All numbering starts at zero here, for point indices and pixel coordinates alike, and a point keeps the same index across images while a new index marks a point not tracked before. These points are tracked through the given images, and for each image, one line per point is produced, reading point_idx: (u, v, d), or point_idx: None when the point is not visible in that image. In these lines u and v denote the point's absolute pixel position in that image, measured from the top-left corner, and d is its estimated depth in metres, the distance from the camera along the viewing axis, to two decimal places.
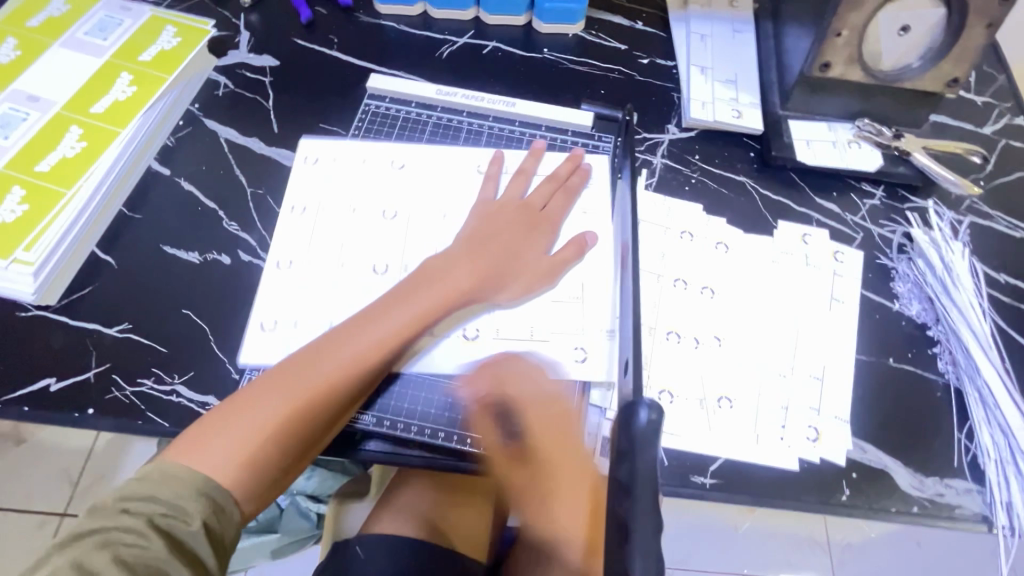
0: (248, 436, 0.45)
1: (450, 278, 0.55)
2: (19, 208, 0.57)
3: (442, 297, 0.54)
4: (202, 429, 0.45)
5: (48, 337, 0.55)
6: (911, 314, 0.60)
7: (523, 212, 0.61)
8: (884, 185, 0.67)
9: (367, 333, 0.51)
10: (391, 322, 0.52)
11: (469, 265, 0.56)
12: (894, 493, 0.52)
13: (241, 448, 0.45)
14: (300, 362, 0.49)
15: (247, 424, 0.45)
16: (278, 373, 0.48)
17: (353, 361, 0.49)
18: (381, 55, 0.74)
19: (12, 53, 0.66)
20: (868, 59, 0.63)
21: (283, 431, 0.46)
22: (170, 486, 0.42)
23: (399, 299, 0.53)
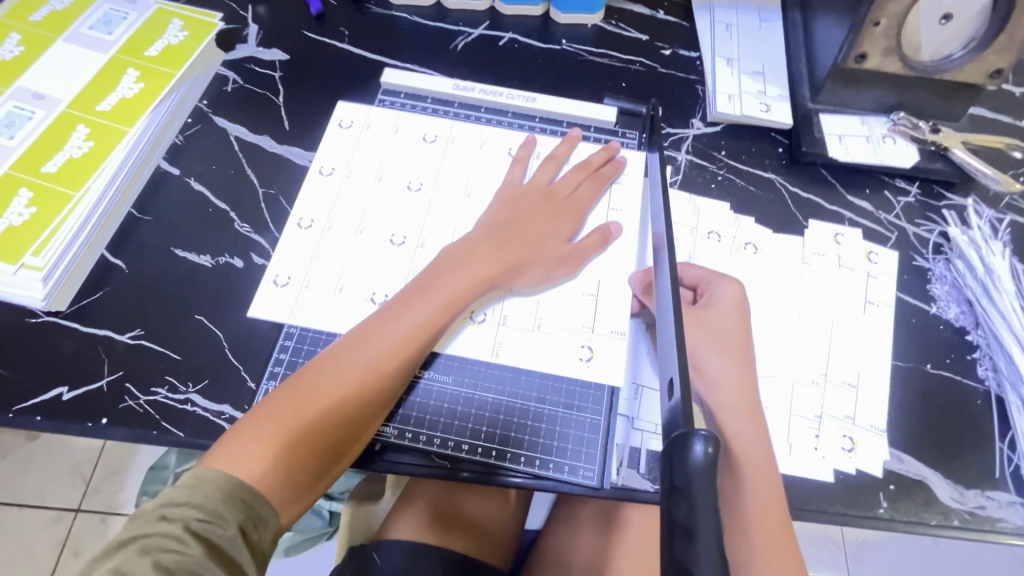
0: (283, 438, 0.43)
1: (476, 266, 0.53)
2: (27, 211, 0.55)
3: (469, 284, 0.52)
4: (236, 434, 0.43)
5: (59, 344, 0.54)
6: (949, 318, 0.58)
7: (550, 199, 0.59)
8: (920, 182, 0.65)
9: (395, 326, 0.49)
10: (418, 312, 0.50)
11: (494, 251, 0.54)
12: (934, 505, 0.50)
13: (278, 450, 0.43)
14: (329, 361, 0.47)
15: (281, 425, 0.44)
16: (307, 374, 0.46)
17: (384, 355, 0.48)
18: (393, 48, 0.72)
19: (15, 48, 0.63)
20: (906, 49, 0.60)
21: (319, 428, 0.44)
22: (205, 490, 0.40)
23: (425, 288, 0.51)
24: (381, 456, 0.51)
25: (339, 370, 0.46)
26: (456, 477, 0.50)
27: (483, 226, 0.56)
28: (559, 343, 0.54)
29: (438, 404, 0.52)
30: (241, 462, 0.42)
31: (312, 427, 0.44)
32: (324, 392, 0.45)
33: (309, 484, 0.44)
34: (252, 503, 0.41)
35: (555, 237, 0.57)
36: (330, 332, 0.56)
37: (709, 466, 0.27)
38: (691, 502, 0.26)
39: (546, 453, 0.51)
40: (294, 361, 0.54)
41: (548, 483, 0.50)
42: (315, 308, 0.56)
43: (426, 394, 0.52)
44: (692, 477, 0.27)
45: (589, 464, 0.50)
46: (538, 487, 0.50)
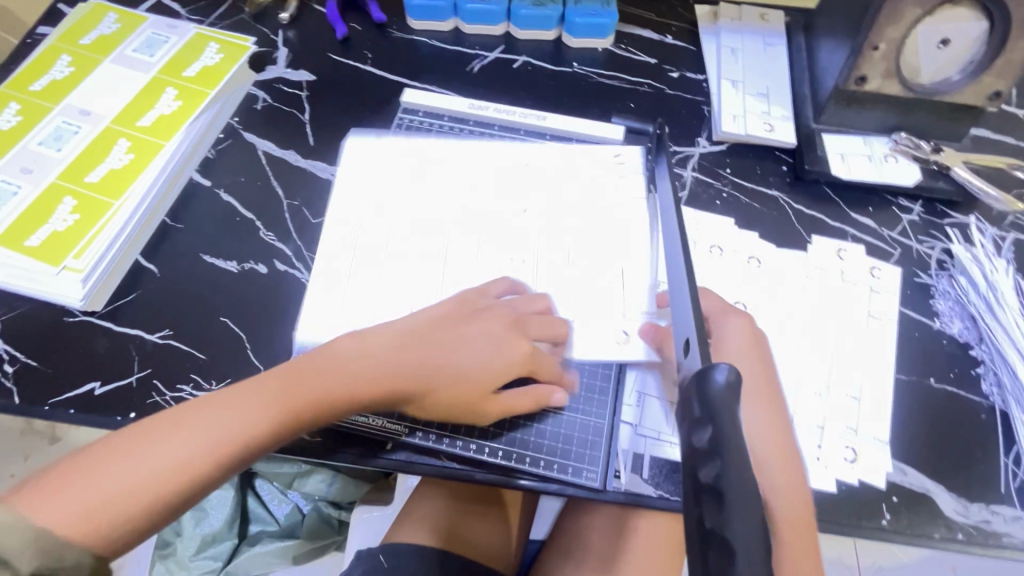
0: (131, 481, 0.42)
1: (410, 341, 0.51)
2: (70, 217, 0.59)
3: (363, 378, 0.49)
4: (65, 468, 0.42)
5: (93, 342, 0.57)
6: (953, 333, 0.59)
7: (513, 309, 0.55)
8: (923, 200, 0.66)
9: (301, 386, 0.47)
10: (294, 393, 0.47)
11: (410, 348, 0.51)
12: (938, 518, 0.50)
13: (124, 485, 0.41)
14: (226, 404, 0.46)
15: (107, 469, 0.42)
16: (189, 413, 0.45)
17: (238, 428, 0.45)
18: (413, 70, 0.76)
19: (66, 69, 0.69)
20: (906, 72, 0.62)
21: (168, 476, 0.42)
22: (5, 533, 0.35)
23: (314, 372, 0.48)
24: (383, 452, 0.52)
25: (182, 438, 0.43)
26: (451, 474, 0.52)
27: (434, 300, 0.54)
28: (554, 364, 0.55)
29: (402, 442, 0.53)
30: (43, 506, 0.40)
31: (136, 481, 0.42)
32: (160, 447, 0.43)
33: (111, 530, 0.41)
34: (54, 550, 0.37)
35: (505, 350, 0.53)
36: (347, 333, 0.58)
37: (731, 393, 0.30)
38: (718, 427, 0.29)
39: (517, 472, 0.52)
40: None
41: (550, 486, 0.52)
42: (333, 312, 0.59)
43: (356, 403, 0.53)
44: (714, 403, 0.30)
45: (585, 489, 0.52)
46: (542, 489, 0.52)
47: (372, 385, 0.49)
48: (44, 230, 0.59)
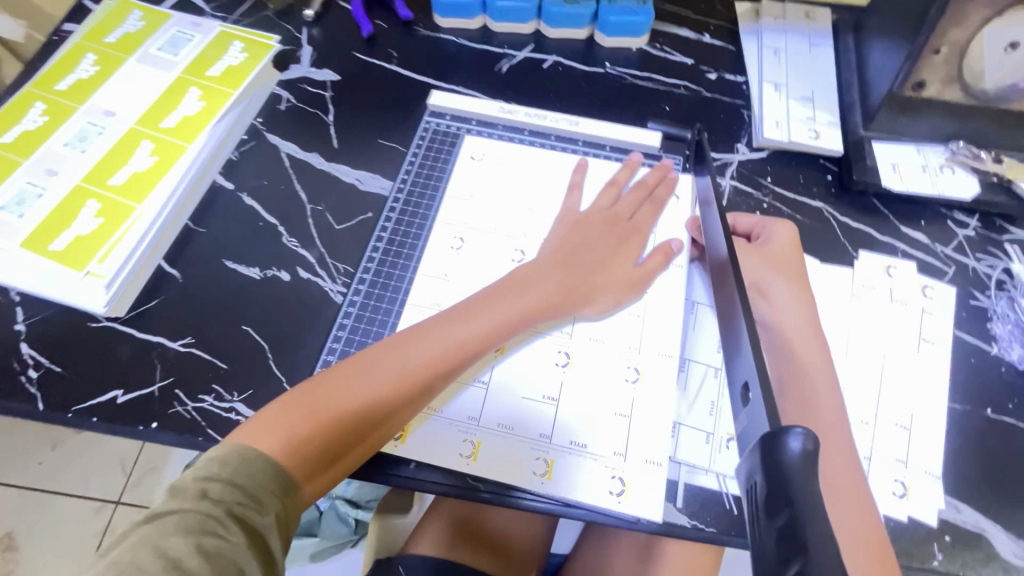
0: (317, 415, 0.45)
1: (541, 292, 0.53)
2: (94, 221, 0.59)
3: (509, 317, 0.52)
4: (265, 411, 0.45)
5: (116, 349, 0.57)
6: (1012, 360, 0.55)
7: (606, 235, 0.58)
8: (980, 214, 0.62)
9: (451, 331, 0.50)
10: (456, 333, 0.50)
11: (543, 280, 0.54)
12: (993, 560, 0.47)
13: (313, 418, 0.45)
14: (385, 350, 0.49)
15: (308, 410, 0.45)
16: (354, 360, 0.48)
17: (415, 367, 0.48)
18: (440, 70, 0.74)
19: (91, 68, 0.68)
20: (969, 77, 0.58)
21: (346, 410, 0.46)
22: (245, 470, 0.42)
23: (467, 315, 0.51)
24: (393, 473, 0.50)
25: (352, 377, 0.47)
26: (474, 496, 0.50)
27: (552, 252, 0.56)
28: (612, 353, 0.54)
29: (487, 431, 0.51)
30: (259, 439, 0.43)
31: (346, 416, 0.46)
32: (355, 387, 0.46)
33: (326, 464, 0.45)
34: (283, 483, 0.43)
35: (610, 268, 0.56)
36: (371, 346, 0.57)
37: (807, 465, 0.26)
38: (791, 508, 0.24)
39: (596, 498, 0.48)
40: None
41: (578, 511, 0.49)
42: (357, 322, 0.58)
43: (426, 461, 0.50)
44: (786, 473, 0.26)
45: (627, 501, 0.48)
46: (566, 513, 0.49)
47: (520, 321, 0.52)
48: (68, 234, 0.58)
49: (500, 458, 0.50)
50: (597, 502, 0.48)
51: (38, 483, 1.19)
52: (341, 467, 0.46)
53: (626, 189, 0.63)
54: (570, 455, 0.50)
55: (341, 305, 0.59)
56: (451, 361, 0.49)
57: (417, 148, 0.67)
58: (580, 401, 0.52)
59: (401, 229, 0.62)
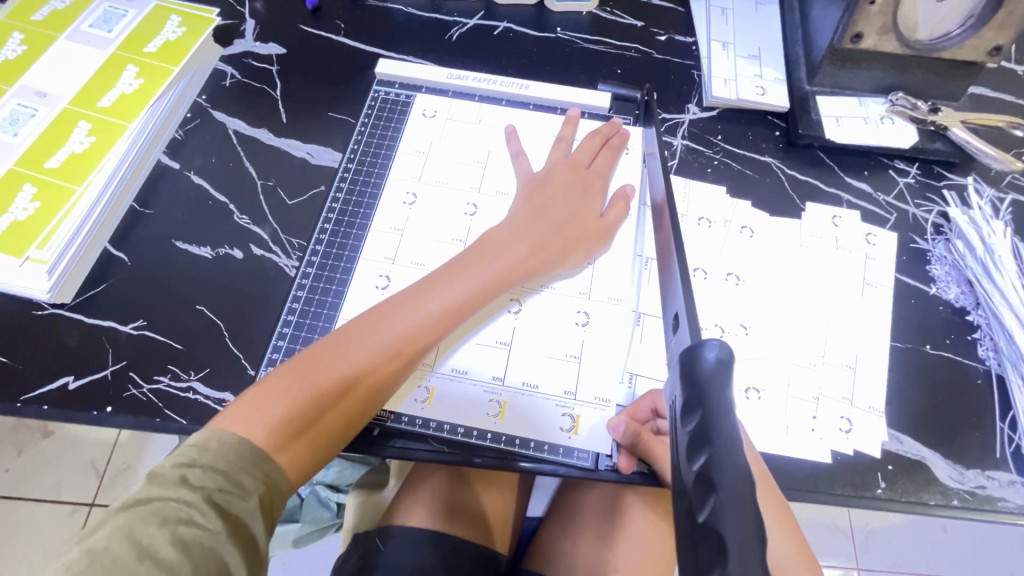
0: (298, 395, 0.44)
1: (514, 253, 0.53)
2: (31, 206, 0.56)
3: (486, 282, 0.51)
4: (243, 397, 0.44)
5: (64, 335, 0.55)
6: (949, 299, 0.57)
7: (568, 188, 0.58)
8: (920, 162, 0.64)
9: (429, 300, 0.49)
10: (433, 301, 0.49)
11: (515, 241, 0.53)
12: (933, 485, 0.50)
13: (294, 399, 0.44)
14: (362, 324, 0.48)
15: (288, 392, 0.44)
16: (332, 337, 0.47)
17: (393, 337, 0.47)
18: (389, 40, 0.72)
19: (18, 47, 0.65)
20: (904, 28, 0.59)
21: (329, 388, 0.45)
22: (225, 456, 0.41)
23: (443, 283, 0.50)
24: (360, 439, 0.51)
25: (331, 354, 0.46)
26: (437, 455, 0.51)
27: (518, 210, 0.56)
28: (562, 300, 0.55)
29: (439, 376, 0.52)
30: (240, 423, 0.42)
31: (326, 392, 0.45)
32: (335, 365, 0.45)
33: (311, 440, 0.44)
34: (265, 466, 0.42)
35: (569, 216, 0.56)
36: (328, 317, 0.56)
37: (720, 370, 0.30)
38: (705, 407, 0.29)
39: (548, 437, 0.50)
40: (292, 348, 0.55)
41: (546, 466, 0.50)
42: (312, 294, 0.57)
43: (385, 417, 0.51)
44: (702, 377, 0.30)
45: (582, 442, 0.50)
46: (538, 471, 0.51)
47: (496, 286, 0.51)
48: (4, 220, 0.56)
49: (454, 410, 0.51)
50: (552, 441, 0.50)
51: (5, 490, 1.15)
52: (331, 446, 0.46)
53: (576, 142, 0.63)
54: (524, 393, 0.52)
55: (295, 278, 0.58)
56: (429, 328, 0.49)
57: (365, 117, 0.66)
58: (532, 345, 0.53)
59: (353, 198, 0.62)
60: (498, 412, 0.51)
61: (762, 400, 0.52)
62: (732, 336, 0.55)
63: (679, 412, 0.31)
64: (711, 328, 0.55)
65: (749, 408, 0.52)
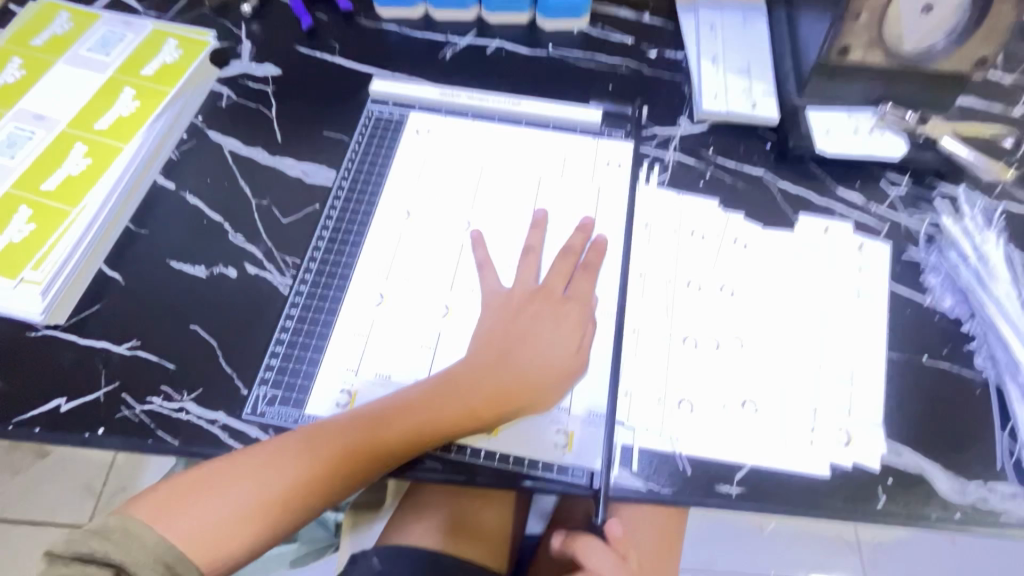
0: (225, 511, 0.45)
1: (475, 392, 0.50)
2: (26, 228, 0.57)
3: (442, 426, 0.49)
4: (179, 488, 0.46)
5: (57, 357, 0.55)
6: (944, 308, 0.57)
7: (544, 308, 0.55)
8: (911, 173, 0.65)
9: (380, 436, 0.49)
10: (385, 433, 0.49)
11: (485, 370, 0.51)
12: (934, 499, 0.49)
13: (222, 514, 0.45)
14: (310, 446, 0.48)
15: (219, 504, 0.45)
16: (277, 453, 0.47)
17: (327, 463, 0.48)
18: (383, 59, 0.73)
19: (17, 72, 0.66)
20: (890, 41, 0.60)
21: (259, 511, 0.46)
22: (134, 548, 0.42)
23: (400, 412, 0.50)
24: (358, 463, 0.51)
25: (268, 472, 0.46)
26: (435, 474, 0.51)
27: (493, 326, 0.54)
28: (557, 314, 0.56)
29: None
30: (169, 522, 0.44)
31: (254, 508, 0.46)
32: (271, 488, 0.46)
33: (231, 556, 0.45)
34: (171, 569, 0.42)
35: (546, 356, 0.53)
36: (322, 335, 0.56)
37: None
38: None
39: (541, 453, 0.50)
40: (286, 366, 0.55)
41: (548, 485, 0.50)
42: (307, 311, 0.57)
43: None
44: None
45: (577, 458, 0.50)
46: (541, 490, 0.50)
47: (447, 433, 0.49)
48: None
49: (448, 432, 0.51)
50: (547, 457, 0.50)
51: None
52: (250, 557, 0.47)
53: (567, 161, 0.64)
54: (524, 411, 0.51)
55: (288, 296, 0.58)
56: (366, 461, 0.48)
57: (360, 135, 0.67)
58: None
59: (348, 215, 0.62)
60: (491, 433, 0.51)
61: (759, 413, 0.52)
62: (727, 349, 0.55)
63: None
64: (707, 341, 0.55)
65: (745, 422, 0.52)
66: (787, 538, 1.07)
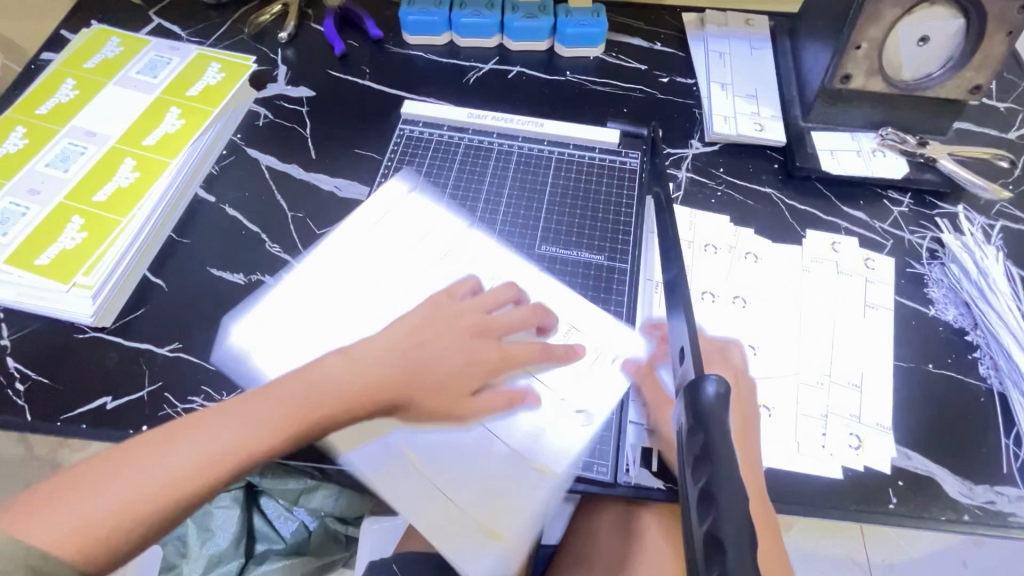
0: (90, 508, 0.38)
1: (380, 368, 0.47)
2: (79, 235, 0.60)
3: (334, 405, 0.45)
4: (59, 483, 0.39)
5: (103, 357, 0.58)
6: (948, 320, 0.60)
7: (447, 312, 0.53)
8: (912, 192, 0.68)
9: (282, 412, 0.44)
10: (278, 406, 0.44)
11: (398, 354, 0.49)
12: (943, 501, 0.51)
13: (93, 513, 0.38)
14: (195, 421, 0.42)
15: (85, 497, 0.38)
16: (159, 433, 0.41)
17: (217, 447, 0.41)
18: (411, 83, 0.78)
19: (71, 92, 0.71)
20: (889, 69, 0.65)
21: (128, 507, 0.38)
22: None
23: (301, 391, 0.45)
24: None
25: (148, 458, 0.40)
26: None
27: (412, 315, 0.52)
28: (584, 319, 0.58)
29: None
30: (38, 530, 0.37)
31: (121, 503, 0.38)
32: (146, 475, 0.39)
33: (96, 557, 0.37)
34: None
35: (466, 356, 0.50)
36: None
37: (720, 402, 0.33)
38: (707, 434, 0.32)
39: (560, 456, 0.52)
40: None
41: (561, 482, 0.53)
42: None
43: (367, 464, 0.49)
44: (705, 410, 0.33)
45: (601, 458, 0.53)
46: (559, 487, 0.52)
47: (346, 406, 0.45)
48: (53, 248, 0.59)
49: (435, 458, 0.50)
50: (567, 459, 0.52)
51: None
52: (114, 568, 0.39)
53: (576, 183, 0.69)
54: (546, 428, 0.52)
55: None
56: (253, 449, 0.42)
57: (392, 152, 0.71)
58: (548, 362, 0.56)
59: None
60: (493, 534, 0.47)
61: (774, 417, 0.54)
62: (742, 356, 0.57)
63: (685, 437, 0.33)
64: None
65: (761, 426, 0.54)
66: (798, 556, 1.07)
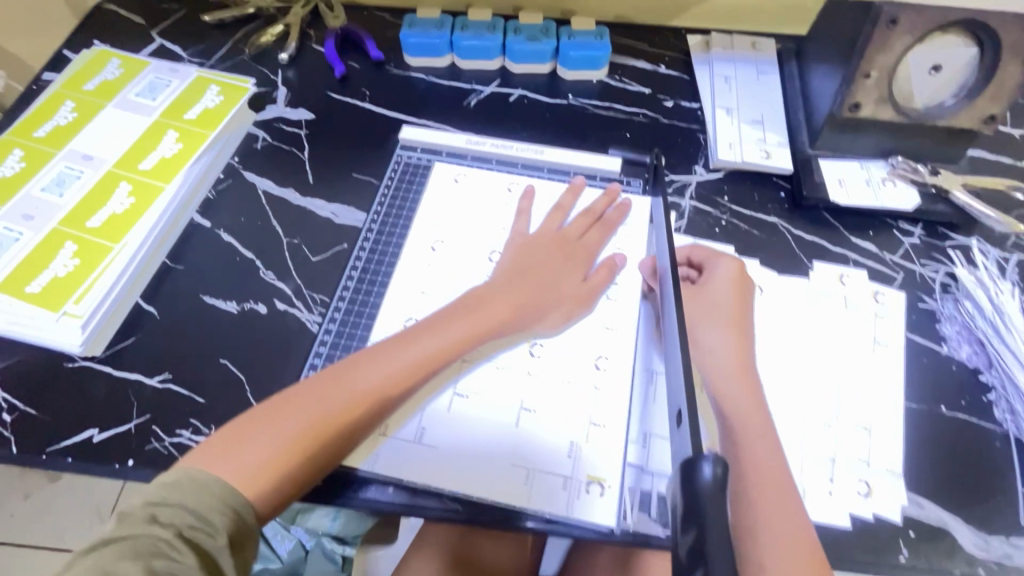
0: (277, 445, 0.44)
1: (492, 310, 0.54)
2: (71, 262, 0.60)
3: (449, 343, 0.52)
4: (233, 431, 0.45)
5: (92, 388, 0.57)
6: (961, 358, 0.58)
7: (558, 246, 0.61)
8: (923, 224, 0.66)
9: (388, 360, 0.50)
10: (409, 354, 0.50)
11: (505, 294, 0.55)
12: (957, 554, 0.49)
13: (280, 447, 0.44)
14: (353, 367, 0.49)
15: (274, 439, 0.44)
16: (323, 377, 0.48)
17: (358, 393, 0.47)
18: (411, 106, 0.77)
19: (70, 115, 0.71)
20: (899, 97, 0.63)
21: (313, 438, 0.45)
22: (203, 494, 0.41)
23: (418, 333, 0.52)
24: (354, 497, 0.51)
25: (311, 402, 0.46)
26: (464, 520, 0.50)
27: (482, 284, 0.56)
28: (577, 353, 0.57)
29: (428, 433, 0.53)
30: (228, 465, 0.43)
31: (308, 428, 0.45)
32: (314, 415, 0.46)
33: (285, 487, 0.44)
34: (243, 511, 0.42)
35: (568, 291, 0.58)
36: None
37: (716, 488, 0.30)
38: (702, 526, 0.29)
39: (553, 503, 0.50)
40: None
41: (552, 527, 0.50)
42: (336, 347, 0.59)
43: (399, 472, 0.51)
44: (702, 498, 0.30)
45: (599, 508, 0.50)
46: (552, 531, 0.50)
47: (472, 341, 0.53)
48: (44, 275, 0.59)
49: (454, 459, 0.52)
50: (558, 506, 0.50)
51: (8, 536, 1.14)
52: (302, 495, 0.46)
53: (573, 212, 0.66)
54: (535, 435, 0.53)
55: (317, 334, 0.60)
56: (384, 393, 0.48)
57: (389, 179, 0.70)
58: (539, 398, 0.55)
59: (375, 256, 0.65)
60: (598, 480, 0.51)
61: None
62: None
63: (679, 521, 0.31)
64: None
65: None
66: None
